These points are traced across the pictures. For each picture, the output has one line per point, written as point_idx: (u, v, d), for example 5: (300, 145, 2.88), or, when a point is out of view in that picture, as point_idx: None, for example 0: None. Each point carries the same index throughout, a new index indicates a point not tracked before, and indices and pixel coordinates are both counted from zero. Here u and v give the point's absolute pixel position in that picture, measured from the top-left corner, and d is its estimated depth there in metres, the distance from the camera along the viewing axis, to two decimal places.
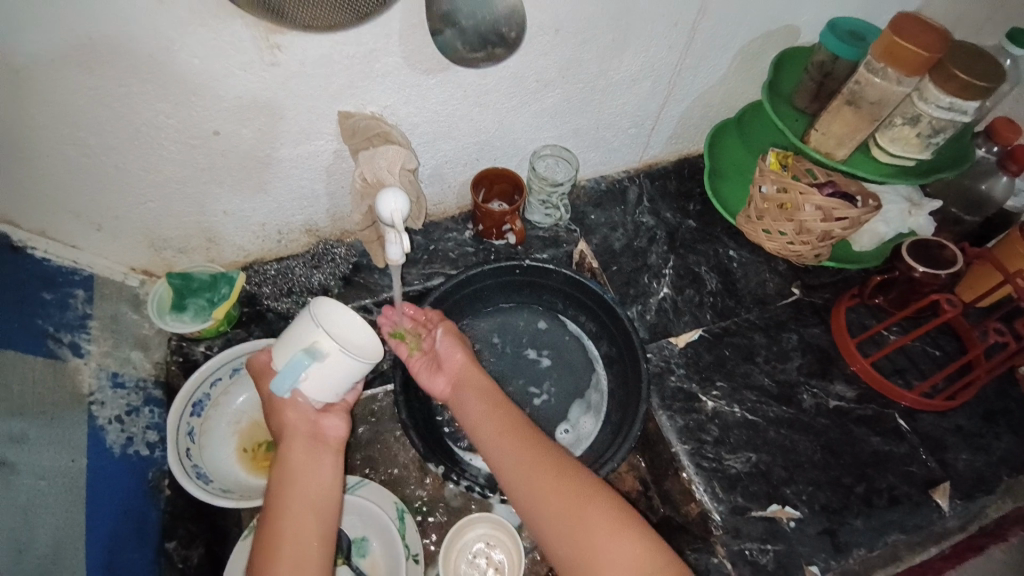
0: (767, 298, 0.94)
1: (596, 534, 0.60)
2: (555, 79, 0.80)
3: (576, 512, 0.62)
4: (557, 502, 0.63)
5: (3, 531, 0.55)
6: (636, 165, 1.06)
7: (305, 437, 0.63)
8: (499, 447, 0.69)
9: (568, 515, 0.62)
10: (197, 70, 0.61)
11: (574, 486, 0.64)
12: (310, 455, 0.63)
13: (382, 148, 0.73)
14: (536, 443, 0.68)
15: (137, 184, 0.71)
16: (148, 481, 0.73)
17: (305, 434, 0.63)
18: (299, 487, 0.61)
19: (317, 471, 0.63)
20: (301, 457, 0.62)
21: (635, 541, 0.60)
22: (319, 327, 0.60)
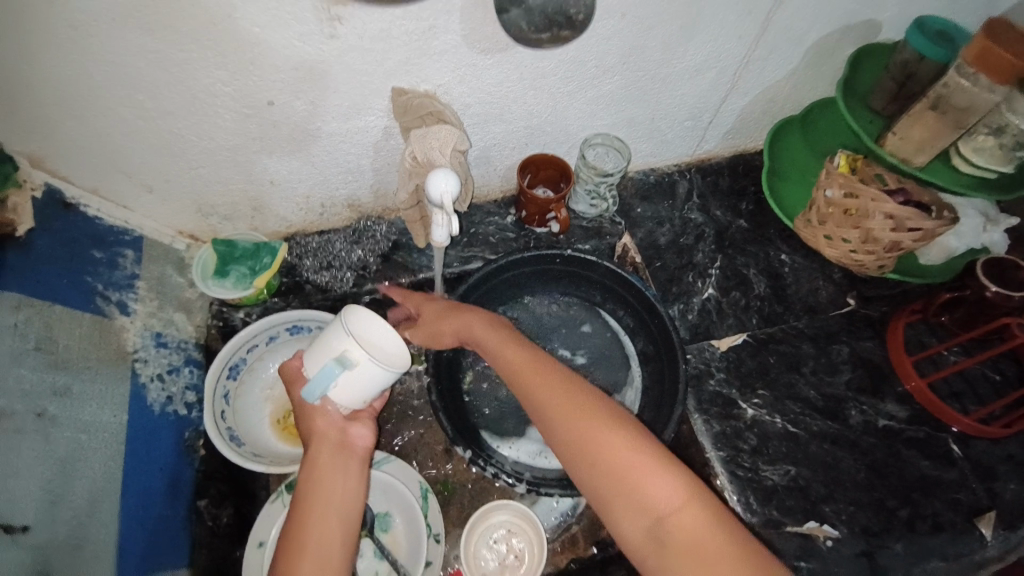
0: (817, 306, 0.90)
1: (612, 469, 0.55)
2: (615, 65, 0.77)
3: (585, 444, 0.57)
4: (565, 429, 0.58)
5: (45, 482, 0.57)
6: (688, 159, 1.02)
7: (333, 442, 0.61)
8: (501, 367, 0.66)
9: (576, 445, 0.57)
10: (256, 38, 0.60)
11: (582, 413, 0.59)
12: (337, 462, 0.60)
13: (436, 127, 0.71)
14: (535, 363, 0.64)
15: (189, 150, 0.71)
16: (183, 440, 0.75)
17: (334, 442, 0.61)
18: (322, 486, 0.59)
19: (346, 479, 0.60)
20: (330, 463, 0.60)
21: (657, 477, 0.54)
22: (352, 338, 0.60)
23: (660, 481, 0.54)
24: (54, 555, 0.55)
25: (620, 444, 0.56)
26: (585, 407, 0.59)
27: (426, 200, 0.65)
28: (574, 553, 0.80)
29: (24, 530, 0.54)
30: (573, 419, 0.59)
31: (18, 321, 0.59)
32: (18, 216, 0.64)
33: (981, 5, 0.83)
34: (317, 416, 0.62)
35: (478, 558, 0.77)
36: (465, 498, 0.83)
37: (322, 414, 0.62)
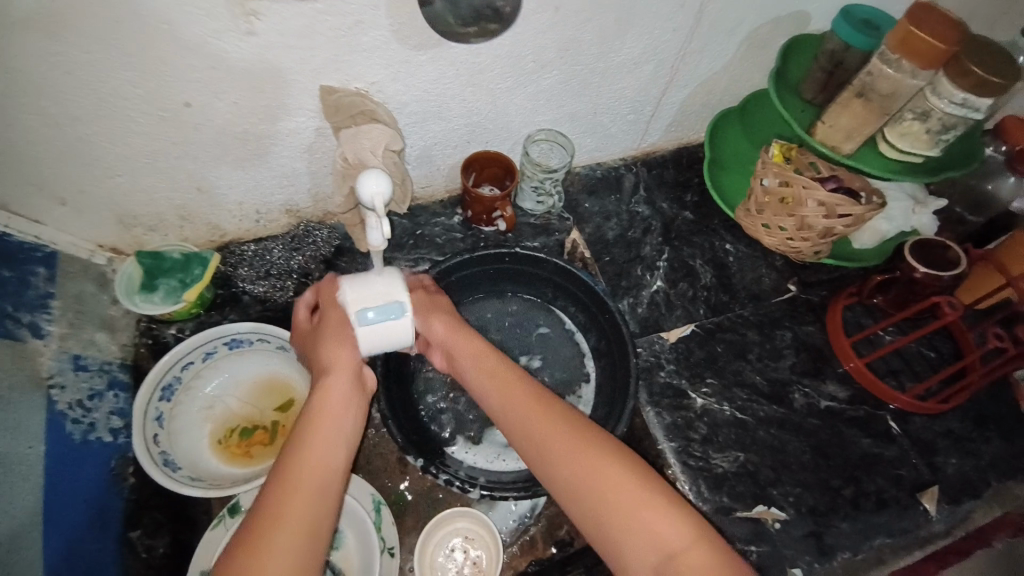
0: (762, 294, 0.92)
1: (624, 514, 0.54)
2: (552, 60, 0.76)
3: (596, 486, 0.55)
4: (581, 477, 0.56)
5: None
6: (634, 153, 1.02)
7: (348, 376, 0.62)
8: (502, 411, 0.63)
9: (586, 486, 0.56)
10: (165, 36, 0.56)
11: (594, 454, 0.57)
12: (347, 398, 0.61)
13: (366, 126, 0.70)
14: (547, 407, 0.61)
15: (103, 157, 0.67)
16: (111, 468, 0.70)
17: (348, 376, 0.62)
18: (316, 437, 0.57)
19: (348, 417, 0.60)
20: (341, 391, 0.61)
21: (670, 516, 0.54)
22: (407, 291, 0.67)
23: (671, 519, 0.54)
24: None
25: (631, 485, 0.55)
26: (596, 448, 0.57)
27: (361, 202, 0.62)
28: (533, 556, 0.79)
29: None
30: (587, 461, 0.57)
31: None
32: None
33: None
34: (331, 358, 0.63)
35: (435, 568, 0.75)
36: (421, 506, 0.81)
37: (337, 348, 0.63)
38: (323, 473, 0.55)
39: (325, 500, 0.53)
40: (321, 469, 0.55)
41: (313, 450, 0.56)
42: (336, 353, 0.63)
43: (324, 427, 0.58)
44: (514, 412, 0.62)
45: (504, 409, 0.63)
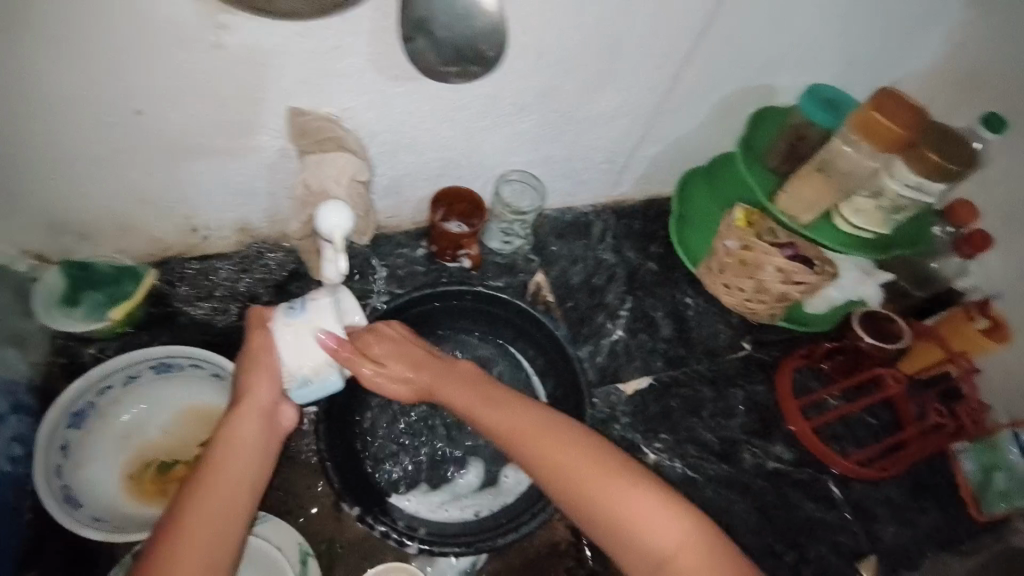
0: (717, 350, 0.93)
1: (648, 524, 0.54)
2: (530, 105, 0.76)
3: (622, 509, 0.55)
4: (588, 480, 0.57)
5: None
6: (604, 200, 1.03)
7: (263, 409, 0.58)
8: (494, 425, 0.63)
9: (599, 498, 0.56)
10: (119, 38, 0.52)
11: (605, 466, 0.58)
12: (256, 425, 0.57)
13: (332, 156, 0.67)
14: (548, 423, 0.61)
15: (36, 158, 0.61)
16: (4, 501, 0.63)
17: (264, 409, 0.58)
18: (232, 456, 0.54)
19: (260, 444, 0.57)
20: (251, 425, 0.57)
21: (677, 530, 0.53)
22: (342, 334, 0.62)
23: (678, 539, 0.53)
24: None
25: (622, 481, 0.56)
26: (609, 465, 0.58)
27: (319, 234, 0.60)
28: None
29: None
30: (598, 476, 0.57)
31: None
32: None
33: (865, 79, 0.91)
34: (261, 379, 0.59)
35: None
36: (351, 558, 0.75)
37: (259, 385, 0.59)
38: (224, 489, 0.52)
39: (238, 512, 0.51)
40: (219, 490, 0.51)
41: (214, 475, 0.52)
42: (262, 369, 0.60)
43: (236, 454, 0.54)
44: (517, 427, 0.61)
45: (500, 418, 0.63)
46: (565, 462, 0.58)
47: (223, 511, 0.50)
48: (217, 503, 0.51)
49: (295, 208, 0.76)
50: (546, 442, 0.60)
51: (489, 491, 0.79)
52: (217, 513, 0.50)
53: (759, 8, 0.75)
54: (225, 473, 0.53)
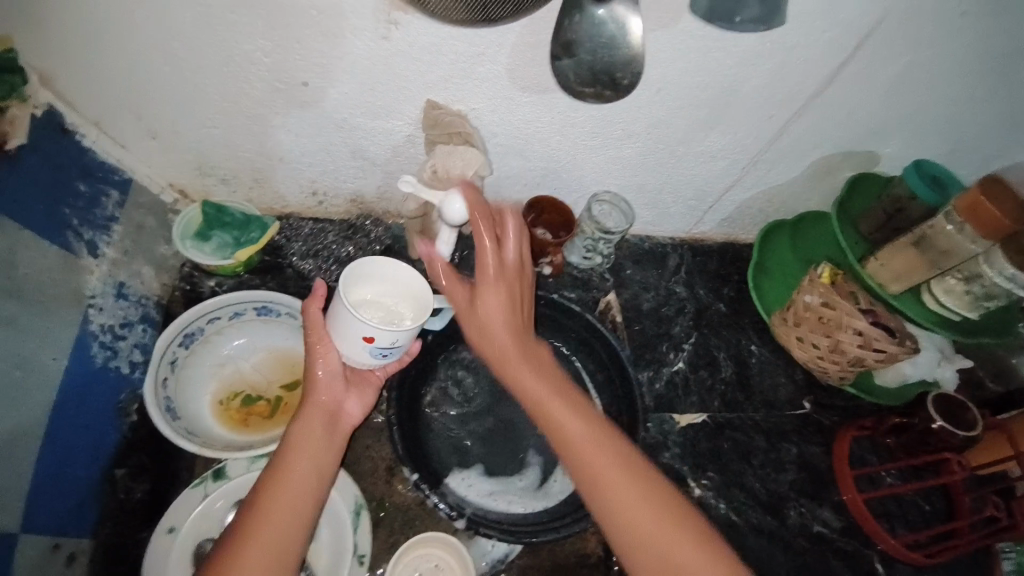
0: (776, 402, 0.93)
1: (661, 550, 0.56)
2: (639, 133, 0.80)
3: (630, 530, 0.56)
4: (627, 506, 0.57)
5: None
6: (683, 236, 1.07)
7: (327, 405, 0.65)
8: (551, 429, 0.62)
9: (631, 531, 0.56)
10: (311, 20, 0.59)
11: (639, 492, 0.58)
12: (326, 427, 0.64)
13: (461, 148, 0.72)
14: (604, 442, 0.61)
15: (208, 108, 0.69)
16: (116, 402, 0.69)
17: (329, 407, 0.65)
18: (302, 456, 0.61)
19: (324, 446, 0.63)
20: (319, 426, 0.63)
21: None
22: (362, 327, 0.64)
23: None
24: None
25: (650, 516, 0.57)
26: (639, 480, 0.58)
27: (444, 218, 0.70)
28: None
29: None
30: (630, 499, 0.57)
31: None
32: (11, 128, 0.58)
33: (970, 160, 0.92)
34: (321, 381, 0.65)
35: None
36: (394, 522, 0.80)
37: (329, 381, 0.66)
38: (293, 506, 0.58)
39: (303, 506, 0.58)
40: (287, 503, 0.58)
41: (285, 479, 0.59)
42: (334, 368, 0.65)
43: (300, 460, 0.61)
44: (571, 438, 0.61)
45: (559, 431, 0.61)
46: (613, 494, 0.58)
47: (291, 513, 0.57)
48: (286, 507, 0.57)
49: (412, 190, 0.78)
50: (599, 458, 0.59)
51: (534, 493, 0.82)
52: (285, 516, 0.57)
53: (886, 78, 0.76)
54: (295, 478, 0.59)
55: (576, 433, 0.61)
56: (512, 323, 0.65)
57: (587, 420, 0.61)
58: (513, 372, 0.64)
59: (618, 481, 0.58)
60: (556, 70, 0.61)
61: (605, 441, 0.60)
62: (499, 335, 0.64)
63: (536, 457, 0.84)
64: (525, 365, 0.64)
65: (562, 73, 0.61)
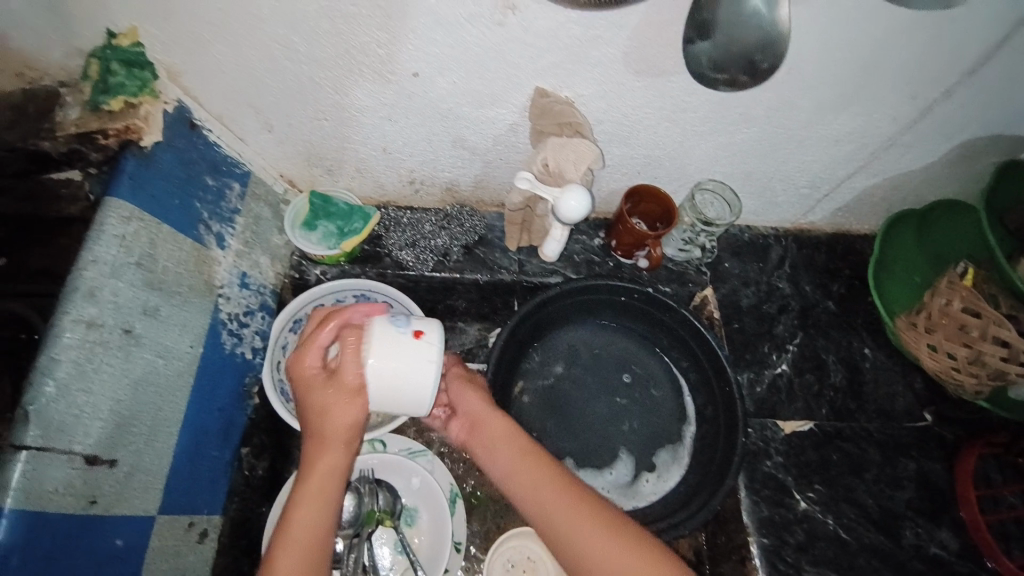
0: (892, 412, 0.87)
1: None
2: (758, 117, 0.74)
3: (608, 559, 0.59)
4: (600, 551, 0.59)
5: (112, 400, 0.53)
6: (788, 227, 0.99)
7: (342, 440, 0.61)
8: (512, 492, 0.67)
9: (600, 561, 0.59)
10: (427, 7, 0.57)
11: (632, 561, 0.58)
12: (334, 467, 0.61)
13: (574, 140, 0.70)
14: (589, 512, 0.62)
15: (321, 101, 0.69)
16: (243, 385, 0.72)
17: (341, 441, 0.62)
18: (308, 499, 0.59)
19: (333, 489, 0.60)
20: (326, 465, 0.61)
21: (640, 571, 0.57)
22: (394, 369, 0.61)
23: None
24: (101, 478, 0.52)
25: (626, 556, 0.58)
26: (624, 545, 0.59)
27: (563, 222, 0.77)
28: None
29: (110, 464, 0.53)
30: (606, 545, 0.59)
31: (127, 232, 0.57)
32: (147, 125, 0.60)
33: None
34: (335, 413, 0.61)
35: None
36: (487, 511, 0.82)
37: (335, 418, 0.61)
38: (306, 550, 0.57)
39: (318, 546, 0.58)
40: (303, 547, 0.57)
41: (294, 525, 0.58)
42: (337, 400, 0.61)
43: (310, 504, 0.59)
44: (541, 507, 0.64)
45: (529, 496, 0.65)
46: (587, 538, 0.60)
47: (305, 558, 0.56)
48: (299, 552, 0.56)
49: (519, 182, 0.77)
50: (578, 539, 0.61)
51: (625, 493, 0.84)
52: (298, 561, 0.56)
53: None
54: (303, 523, 0.58)
55: (546, 503, 0.64)
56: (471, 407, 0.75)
57: (527, 460, 0.68)
58: (491, 456, 0.71)
59: (582, 531, 0.61)
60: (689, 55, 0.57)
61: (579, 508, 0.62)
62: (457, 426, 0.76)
63: (631, 452, 0.87)
64: (478, 448, 0.73)
65: (694, 60, 0.57)
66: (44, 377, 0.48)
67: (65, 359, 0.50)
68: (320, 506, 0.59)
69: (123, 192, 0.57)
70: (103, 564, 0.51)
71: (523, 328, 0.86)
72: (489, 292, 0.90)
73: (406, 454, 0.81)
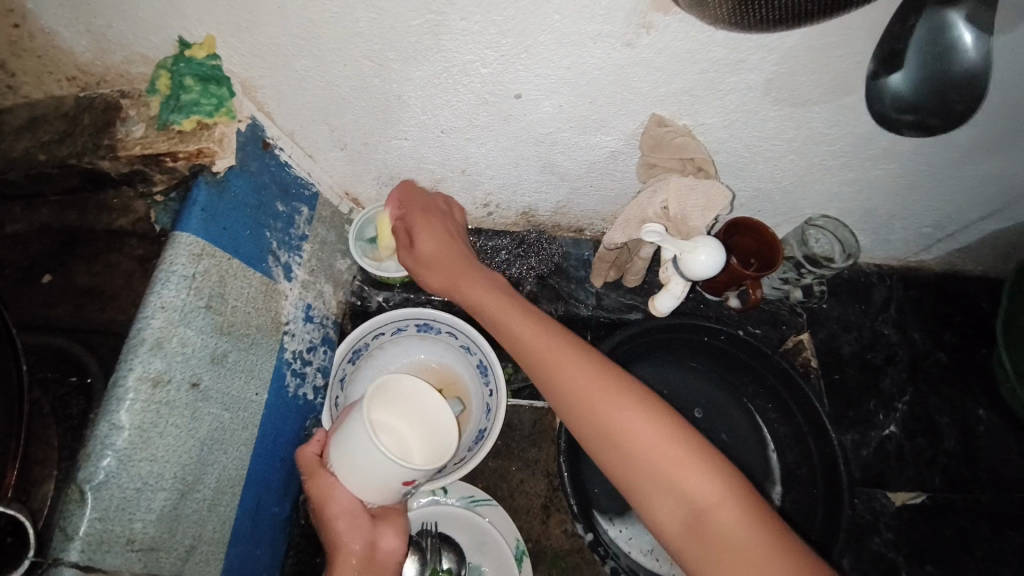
0: (1010, 483, 0.78)
1: (688, 491, 0.47)
2: (899, 153, 0.64)
3: (653, 458, 0.48)
4: (646, 439, 0.49)
5: (177, 467, 0.47)
6: (892, 264, 0.89)
7: (358, 552, 0.55)
8: (519, 347, 0.57)
9: (632, 448, 0.49)
10: (550, 27, 0.49)
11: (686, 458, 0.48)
12: None
13: (705, 183, 0.60)
14: (636, 394, 0.51)
15: (407, 121, 0.62)
16: (303, 428, 0.66)
17: (359, 553, 0.55)
18: None
19: None
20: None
21: (743, 525, 0.45)
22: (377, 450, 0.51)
23: (780, 564, 0.43)
24: (162, 560, 0.45)
25: (673, 446, 0.48)
26: (677, 445, 0.49)
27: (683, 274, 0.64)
28: None
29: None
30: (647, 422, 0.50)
31: (197, 271, 0.50)
32: (220, 147, 0.53)
33: None
34: (341, 522, 0.55)
35: None
36: (559, 566, 0.77)
37: (343, 523, 0.55)
38: None
39: None
40: None
41: None
42: (341, 503, 0.56)
43: None
44: (566, 389, 0.53)
45: (547, 365, 0.55)
46: (630, 423, 0.50)
47: None
48: None
49: (623, 222, 0.64)
50: (618, 411, 0.50)
51: None
52: None
53: None
54: None
55: (574, 368, 0.53)
56: (448, 258, 0.66)
57: (579, 351, 0.55)
58: (498, 318, 0.60)
59: (615, 399, 0.51)
60: (872, 88, 0.49)
61: (614, 380, 0.52)
62: (434, 254, 0.67)
63: None
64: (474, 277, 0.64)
65: (878, 95, 0.49)
66: (103, 448, 0.41)
67: (128, 426, 0.43)
68: None
69: (192, 223, 0.50)
70: None
71: None
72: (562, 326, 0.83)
73: (467, 501, 0.75)
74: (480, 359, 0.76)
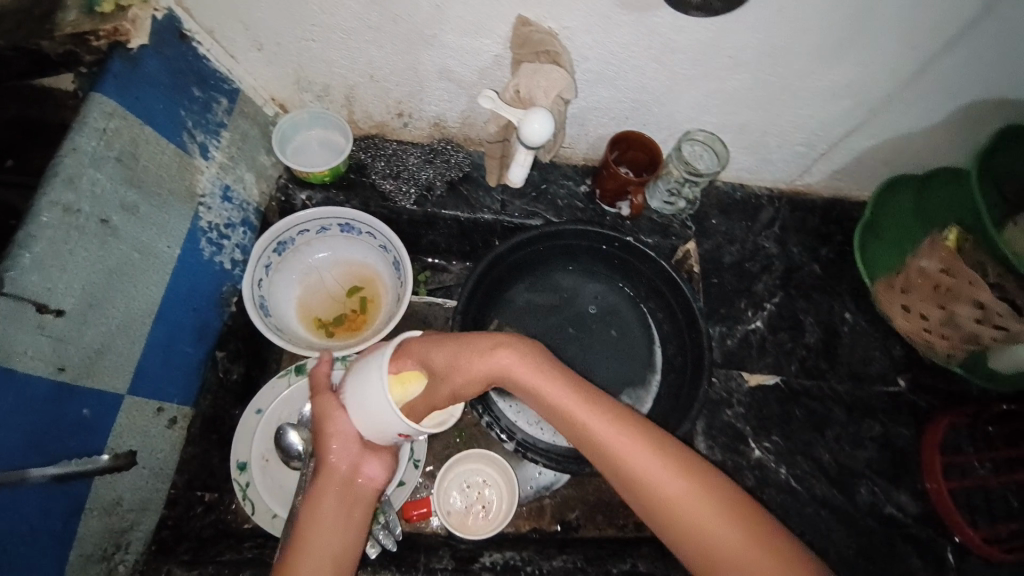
0: (865, 376, 0.87)
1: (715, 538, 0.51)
2: (748, 62, 0.72)
3: (684, 507, 0.52)
4: (676, 487, 0.53)
5: (86, 283, 0.57)
6: (783, 187, 0.97)
7: (344, 474, 0.59)
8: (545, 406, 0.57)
9: (665, 499, 0.52)
10: None
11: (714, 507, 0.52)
12: (341, 497, 0.59)
13: (547, 67, 0.72)
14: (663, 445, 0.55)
15: (309, 20, 0.71)
16: (221, 292, 0.76)
17: (343, 473, 0.60)
18: (320, 526, 0.57)
19: (344, 522, 0.58)
20: (333, 494, 0.59)
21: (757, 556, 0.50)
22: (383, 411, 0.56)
23: None
24: (70, 355, 0.56)
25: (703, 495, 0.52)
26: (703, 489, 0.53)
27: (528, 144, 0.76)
28: (537, 522, 0.82)
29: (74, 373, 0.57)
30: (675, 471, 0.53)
31: (109, 127, 0.60)
32: (134, 28, 0.63)
33: None
34: (334, 444, 0.60)
35: (445, 494, 0.80)
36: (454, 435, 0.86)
37: (336, 442, 0.60)
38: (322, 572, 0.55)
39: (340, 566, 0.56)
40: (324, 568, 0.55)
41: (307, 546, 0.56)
42: (333, 424, 0.60)
43: (322, 531, 0.57)
44: (595, 441, 0.56)
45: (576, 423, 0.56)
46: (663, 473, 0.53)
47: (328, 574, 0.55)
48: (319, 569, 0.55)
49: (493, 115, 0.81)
50: (646, 460, 0.53)
51: None
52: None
53: None
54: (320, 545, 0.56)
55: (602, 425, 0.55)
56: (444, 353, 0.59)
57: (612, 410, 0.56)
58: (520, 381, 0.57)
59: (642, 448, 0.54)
60: None
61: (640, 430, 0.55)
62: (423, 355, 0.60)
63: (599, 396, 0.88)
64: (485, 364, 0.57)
65: None
66: (20, 250, 0.52)
67: (41, 237, 0.53)
68: (337, 533, 0.57)
69: (110, 89, 0.61)
70: (66, 427, 0.56)
71: (503, 263, 0.87)
72: (469, 229, 0.92)
73: None
74: (395, 257, 0.85)
